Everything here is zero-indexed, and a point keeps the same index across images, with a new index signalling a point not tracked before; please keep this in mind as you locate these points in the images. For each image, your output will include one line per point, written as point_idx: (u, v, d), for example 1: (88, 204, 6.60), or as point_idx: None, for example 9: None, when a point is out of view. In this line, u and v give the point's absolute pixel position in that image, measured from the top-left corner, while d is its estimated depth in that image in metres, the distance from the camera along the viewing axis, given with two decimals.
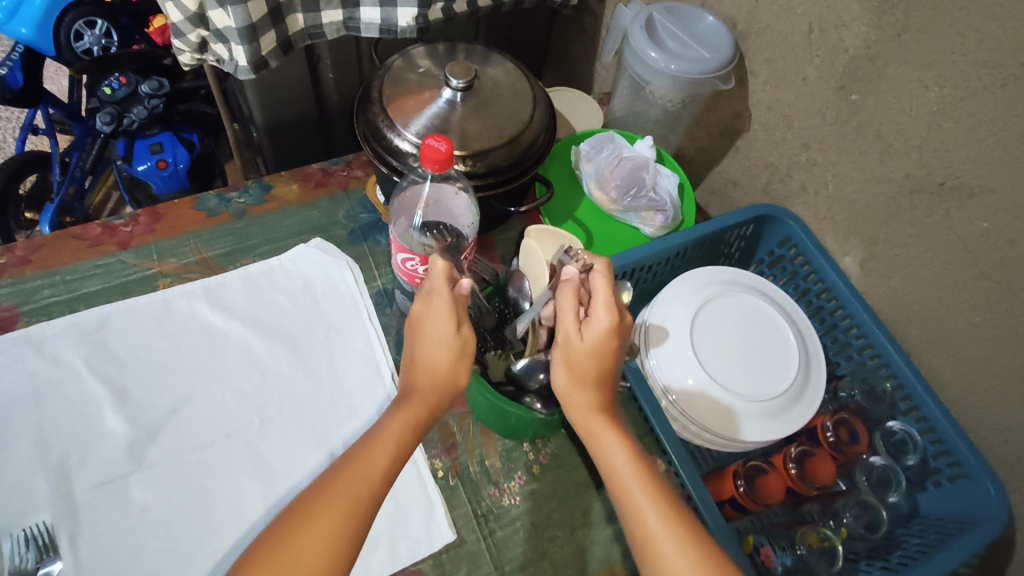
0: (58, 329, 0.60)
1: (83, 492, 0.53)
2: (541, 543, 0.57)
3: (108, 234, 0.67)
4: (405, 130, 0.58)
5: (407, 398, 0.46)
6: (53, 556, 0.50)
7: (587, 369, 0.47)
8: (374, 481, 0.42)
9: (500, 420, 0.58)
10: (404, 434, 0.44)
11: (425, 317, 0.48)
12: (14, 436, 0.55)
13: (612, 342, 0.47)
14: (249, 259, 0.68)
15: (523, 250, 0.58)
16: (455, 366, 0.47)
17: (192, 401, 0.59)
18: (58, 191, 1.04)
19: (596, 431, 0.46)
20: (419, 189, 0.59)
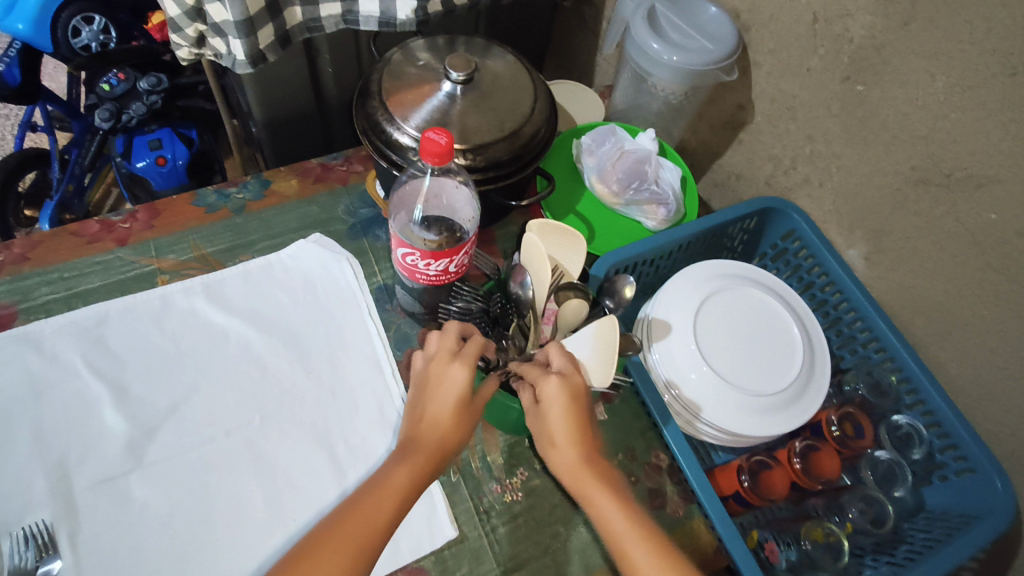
0: (56, 327, 0.60)
1: (82, 489, 0.53)
2: (544, 539, 0.57)
3: (106, 230, 0.67)
4: (404, 123, 0.57)
5: (411, 452, 0.47)
6: (52, 554, 0.49)
7: (563, 435, 0.48)
8: (373, 530, 0.43)
9: (501, 415, 0.58)
10: (407, 488, 0.45)
11: (430, 379, 0.50)
12: (14, 434, 0.54)
13: (572, 405, 0.48)
14: (249, 255, 0.67)
15: (523, 244, 0.55)
16: (458, 427, 0.49)
17: (192, 399, 0.58)
18: (58, 188, 1.03)
19: (590, 495, 0.46)
20: (419, 183, 0.59)
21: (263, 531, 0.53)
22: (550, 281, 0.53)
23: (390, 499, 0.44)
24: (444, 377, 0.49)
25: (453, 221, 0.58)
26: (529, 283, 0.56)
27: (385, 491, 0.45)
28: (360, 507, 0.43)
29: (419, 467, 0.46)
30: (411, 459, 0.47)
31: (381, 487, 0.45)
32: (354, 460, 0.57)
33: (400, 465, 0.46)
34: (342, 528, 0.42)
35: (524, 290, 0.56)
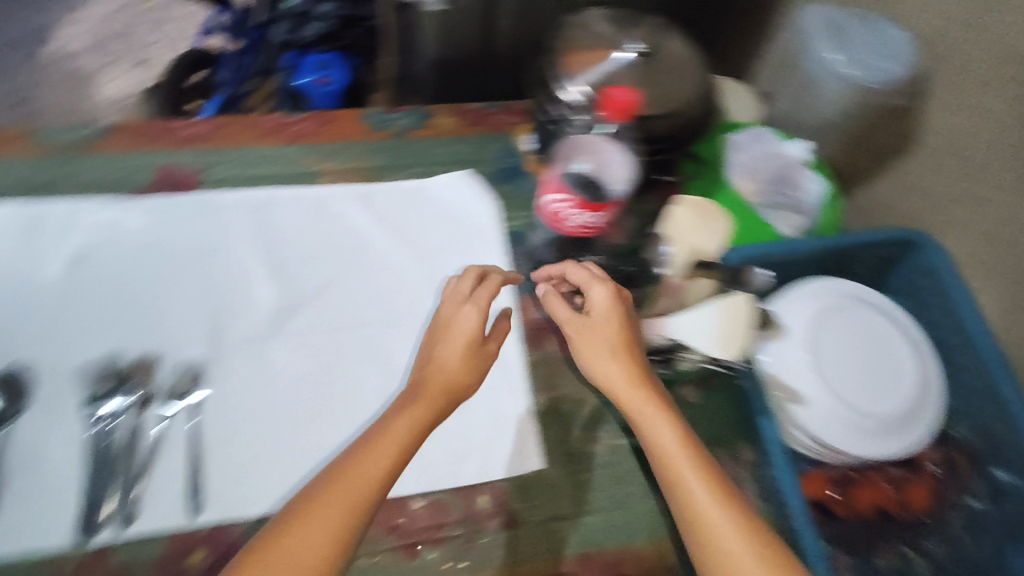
0: (227, 200, 0.67)
1: (231, 343, 0.61)
2: (619, 491, 0.61)
3: (278, 129, 0.72)
4: (577, 83, 0.61)
5: (415, 403, 0.54)
6: (201, 385, 0.59)
7: (608, 350, 0.55)
8: (377, 471, 0.49)
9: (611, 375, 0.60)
10: (406, 437, 0.52)
11: (455, 316, 0.59)
12: (185, 283, 0.63)
13: (624, 324, 0.57)
14: (401, 176, 0.72)
15: (666, 213, 0.65)
16: (467, 375, 0.56)
17: (331, 289, 0.65)
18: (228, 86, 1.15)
19: (646, 412, 0.53)
20: (579, 140, 0.62)
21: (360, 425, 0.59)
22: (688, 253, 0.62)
23: (394, 448, 0.51)
24: (462, 319, 0.58)
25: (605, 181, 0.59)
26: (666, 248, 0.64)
27: (388, 443, 0.51)
28: (363, 457, 0.50)
29: (423, 414, 0.53)
30: (410, 410, 0.53)
31: (379, 448, 0.50)
32: None
33: (400, 416, 0.53)
34: (349, 470, 0.49)
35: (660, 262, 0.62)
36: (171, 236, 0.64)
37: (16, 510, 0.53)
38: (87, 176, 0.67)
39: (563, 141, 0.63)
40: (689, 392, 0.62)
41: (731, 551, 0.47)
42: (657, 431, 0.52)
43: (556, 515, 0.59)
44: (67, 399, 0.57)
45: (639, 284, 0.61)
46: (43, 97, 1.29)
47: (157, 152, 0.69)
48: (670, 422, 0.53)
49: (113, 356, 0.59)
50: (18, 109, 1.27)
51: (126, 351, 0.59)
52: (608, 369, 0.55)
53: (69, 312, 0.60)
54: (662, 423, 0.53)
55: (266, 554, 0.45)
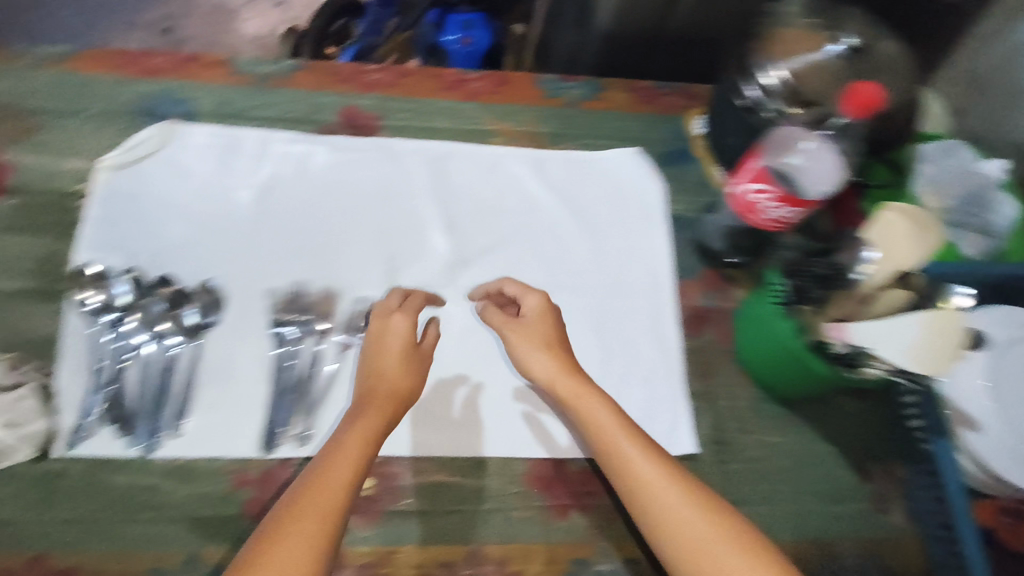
0: (408, 148, 0.68)
1: (407, 288, 0.63)
2: (765, 486, 0.63)
3: (458, 85, 0.73)
4: (778, 72, 0.61)
5: (365, 406, 0.51)
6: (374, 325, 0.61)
7: (549, 355, 0.55)
8: (344, 471, 0.46)
9: (783, 367, 0.60)
10: (366, 437, 0.49)
11: (388, 327, 0.56)
12: (364, 223, 0.64)
13: (559, 330, 0.57)
14: (572, 146, 0.73)
15: (877, 219, 0.57)
16: (405, 376, 0.54)
17: (503, 247, 0.66)
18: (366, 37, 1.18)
19: (580, 394, 0.53)
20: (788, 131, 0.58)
21: (496, 386, 0.61)
22: (893, 268, 0.55)
23: (356, 446, 0.48)
24: (389, 328, 0.56)
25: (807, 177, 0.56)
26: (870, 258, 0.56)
27: (348, 448, 0.48)
28: (324, 469, 0.46)
29: (370, 424, 0.50)
30: (365, 411, 0.51)
31: (338, 453, 0.47)
32: (621, 351, 0.64)
33: (353, 429, 0.49)
34: (316, 482, 0.45)
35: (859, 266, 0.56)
36: (354, 176, 0.66)
37: (210, 415, 0.56)
38: (273, 109, 0.68)
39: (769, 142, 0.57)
40: (848, 401, 0.66)
41: (723, 557, 0.45)
42: (609, 433, 0.52)
43: None
44: (255, 319, 0.59)
45: (828, 287, 0.57)
46: (189, 27, 1.34)
47: (343, 94, 0.70)
48: (636, 441, 0.51)
49: (298, 287, 0.61)
50: (167, 37, 1.33)
51: (308, 283, 0.61)
52: (539, 367, 0.55)
53: (257, 237, 0.62)
54: (626, 438, 0.51)
55: None
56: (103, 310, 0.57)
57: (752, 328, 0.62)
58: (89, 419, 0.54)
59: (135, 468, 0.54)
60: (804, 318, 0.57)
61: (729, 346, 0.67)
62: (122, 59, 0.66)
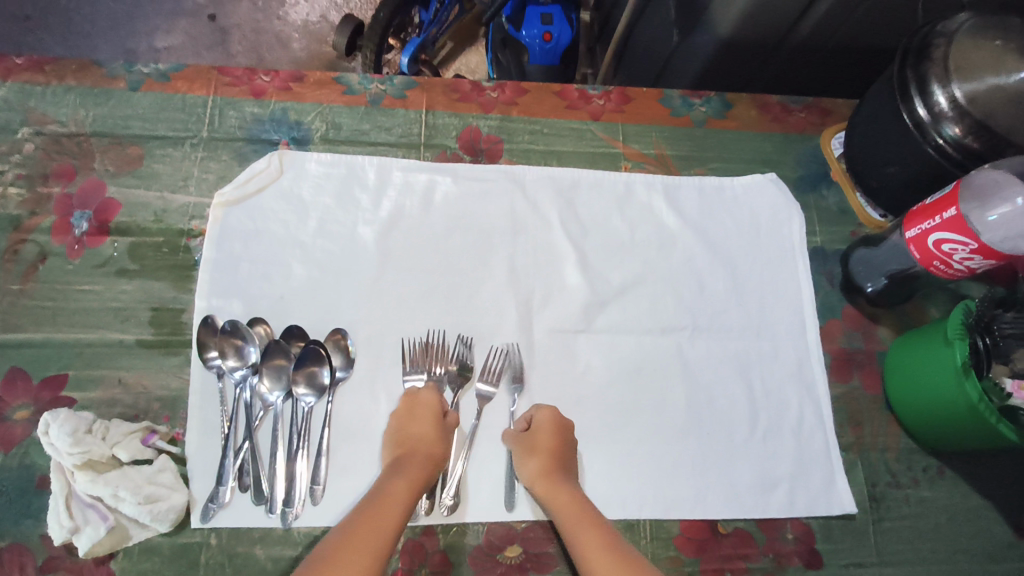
0: (537, 176, 0.64)
1: (541, 333, 0.59)
2: (921, 546, 0.57)
3: (583, 101, 0.69)
4: (958, 99, 0.55)
5: (399, 470, 0.48)
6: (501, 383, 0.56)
7: (539, 444, 0.52)
8: (386, 531, 0.43)
9: (948, 424, 0.55)
10: (406, 495, 0.46)
11: (416, 399, 0.53)
12: (493, 263, 0.60)
13: (559, 437, 0.53)
14: (702, 171, 0.68)
15: None
16: (439, 441, 0.51)
17: (640, 286, 0.62)
18: (424, 30, 1.15)
19: (555, 493, 0.50)
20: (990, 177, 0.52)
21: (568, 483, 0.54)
22: None
23: (396, 504, 0.46)
24: (414, 401, 0.53)
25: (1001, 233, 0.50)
26: None
27: (386, 509, 0.45)
28: (361, 529, 0.43)
29: (417, 476, 0.48)
30: (405, 472, 0.48)
31: (386, 499, 0.46)
32: (766, 398, 0.60)
33: (397, 481, 0.47)
34: (353, 541, 0.42)
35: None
36: (480, 210, 0.62)
37: (349, 478, 0.52)
38: (392, 133, 0.65)
39: (969, 175, 0.53)
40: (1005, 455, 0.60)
41: None
42: (579, 534, 0.47)
43: (859, 563, 0.56)
44: (390, 370, 0.56)
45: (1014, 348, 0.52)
46: (234, 13, 1.26)
47: (463, 115, 0.66)
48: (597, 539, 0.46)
49: (435, 335, 0.57)
50: (213, 24, 1.25)
51: (444, 331, 0.57)
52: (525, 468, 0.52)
53: (385, 278, 0.58)
54: (587, 535, 0.46)
55: None
56: (233, 368, 0.53)
57: (921, 377, 0.57)
58: (225, 487, 0.49)
59: (278, 538, 0.50)
60: (992, 380, 0.52)
61: (875, 392, 0.62)
62: (226, 78, 0.64)
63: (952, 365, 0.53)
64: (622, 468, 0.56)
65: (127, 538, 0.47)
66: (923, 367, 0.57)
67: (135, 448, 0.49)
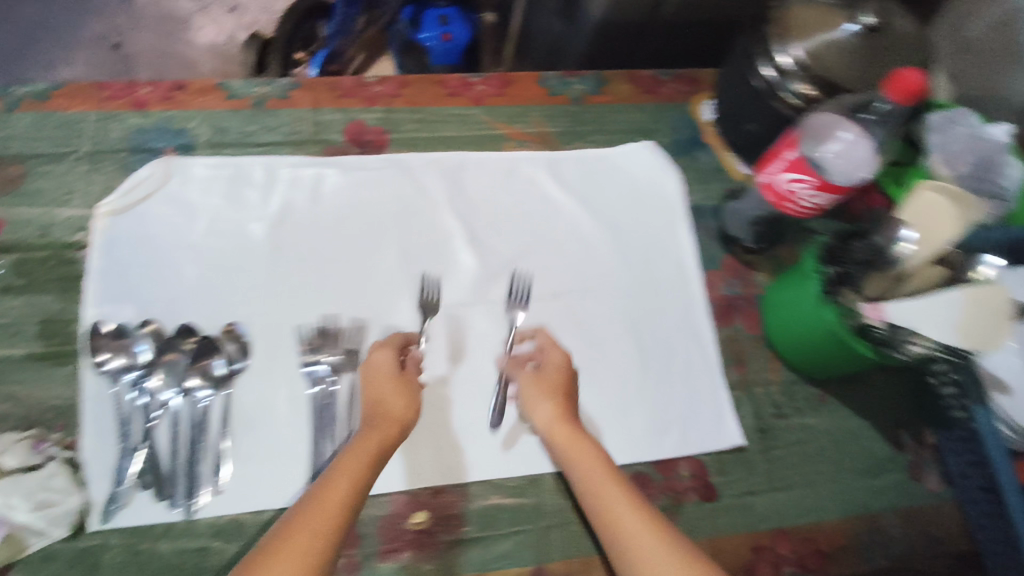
0: (423, 162, 0.66)
1: (436, 308, 0.61)
2: (807, 468, 0.62)
3: (464, 88, 0.72)
4: (795, 53, 0.60)
5: (376, 428, 0.48)
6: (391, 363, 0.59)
7: (547, 388, 0.54)
8: (343, 494, 0.42)
9: (815, 351, 0.60)
10: (374, 453, 0.46)
11: (377, 363, 0.53)
12: (384, 247, 0.62)
13: (566, 378, 0.55)
14: (582, 144, 0.71)
15: (915, 198, 0.56)
16: (411, 396, 0.51)
17: (529, 256, 0.65)
18: (330, 39, 1.13)
19: (569, 443, 0.51)
20: (818, 122, 0.56)
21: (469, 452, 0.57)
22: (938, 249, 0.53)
23: (358, 462, 0.45)
24: (377, 363, 0.53)
25: (834, 167, 0.55)
26: (909, 237, 0.54)
27: (354, 465, 0.44)
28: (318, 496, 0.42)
29: (378, 437, 0.47)
30: (375, 430, 0.48)
31: (350, 458, 0.45)
32: (655, 350, 0.63)
33: (366, 437, 0.47)
34: (314, 503, 0.41)
35: (898, 245, 0.54)
36: (370, 199, 0.64)
37: (250, 465, 0.53)
38: (279, 132, 0.66)
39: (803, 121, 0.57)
40: (876, 376, 0.66)
41: None
42: (601, 480, 0.48)
43: (752, 490, 0.60)
44: (286, 357, 0.57)
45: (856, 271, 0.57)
46: (138, 40, 1.26)
47: (348, 110, 0.68)
48: (618, 481, 0.47)
49: (329, 320, 0.59)
50: (117, 52, 1.25)
51: (337, 315, 0.59)
52: (540, 413, 0.53)
53: (277, 270, 0.60)
54: (608, 478, 0.48)
55: None
56: (125, 370, 0.54)
57: (795, 313, 0.61)
58: (124, 487, 0.51)
59: (182, 531, 0.51)
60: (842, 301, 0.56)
61: (758, 332, 0.67)
62: (107, 92, 0.65)
63: (811, 295, 0.58)
64: (513, 428, 0.58)
65: (24, 549, 0.48)
66: (791, 305, 0.61)
67: (23, 454, 0.49)
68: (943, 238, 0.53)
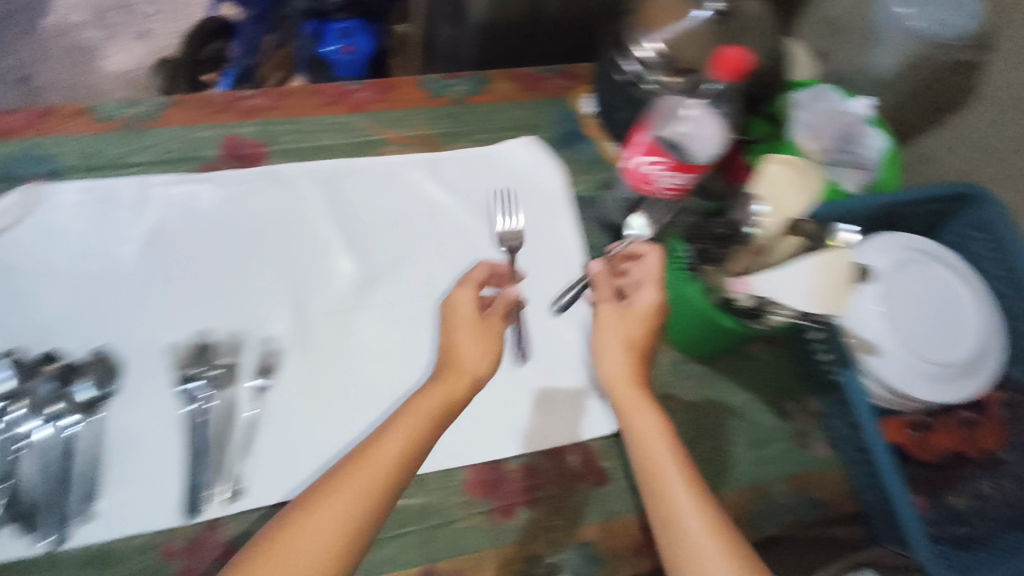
0: (299, 173, 0.66)
1: (317, 317, 0.61)
2: (695, 446, 0.63)
3: (343, 96, 0.72)
4: (651, 42, 0.61)
5: (444, 377, 0.50)
6: (269, 376, 0.58)
7: (636, 339, 0.55)
8: (388, 455, 0.44)
9: (688, 328, 0.62)
10: (440, 407, 0.48)
11: (459, 304, 0.54)
12: (261, 259, 0.62)
13: (652, 319, 0.56)
14: (464, 143, 0.72)
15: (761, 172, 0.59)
16: (491, 341, 0.53)
17: (411, 258, 0.65)
18: (238, 61, 1.12)
19: (629, 391, 0.53)
20: (669, 105, 0.58)
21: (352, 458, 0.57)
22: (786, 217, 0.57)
23: (422, 414, 0.47)
24: (468, 302, 0.54)
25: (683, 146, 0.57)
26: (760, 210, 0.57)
27: (412, 419, 0.46)
28: (363, 457, 0.44)
29: (430, 398, 0.48)
30: (444, 378, 0.50)
31: (417, 408, 0.47)
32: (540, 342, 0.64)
33: (433, 388, 0.49)
34: (364, 464, 0.44)
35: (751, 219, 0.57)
36: (244, 211, 0.64)
37: (121, 490, 0.52)
38: (150, 152, 0.65)
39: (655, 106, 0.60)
40: (757, 348, 0.69)
41: (705, 556, 0.44)
42: (645, 430, 0.51)
43: (641, 472, 0.61)
44: (160, 377, 0.56)
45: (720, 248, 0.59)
46: (42, 72, 1.24)
47: (223, 125, 0.68)
48: (664, 435, 0.50)
49: (202, 337, 0.58)
50: (19, 85, 1.22)
51: (211, 331, 0.58)
52: (610, 362, 0.55)
53: (150, 290, 0.59)
54: (648, 428, 0.51)
55: None
56: None
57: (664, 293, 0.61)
58: None
59: (45, 564, 0.50)
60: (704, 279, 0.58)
61: None
62: None
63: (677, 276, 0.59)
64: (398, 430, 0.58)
65: None
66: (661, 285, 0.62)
67: None
68: (790, 207, 0.57)
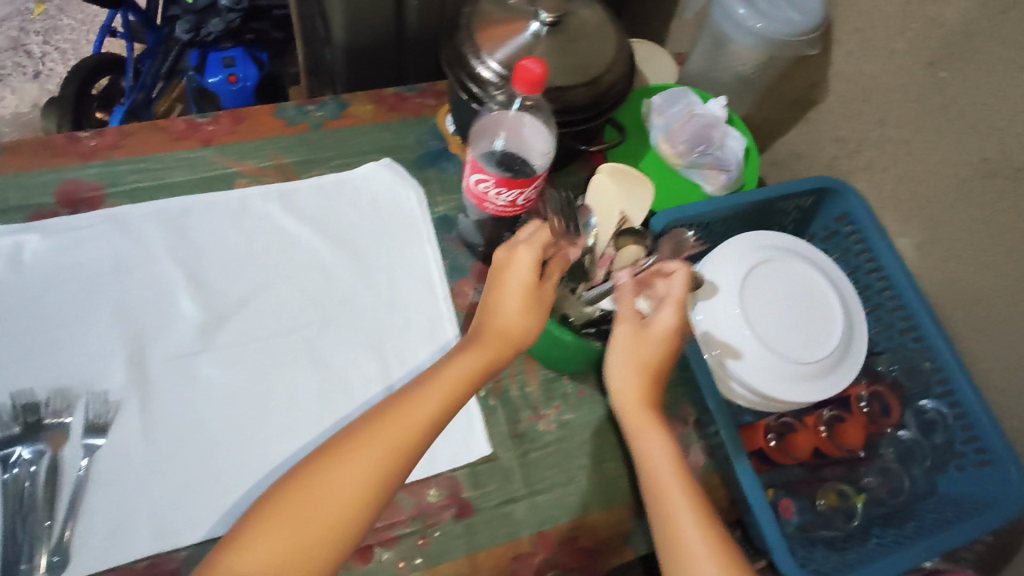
0: (140, 215, 0.64)
1: (157, 365, 0.58)
2: (568, 466, 0.61)
3: (192, 130, 0.69)
4: (489, 58, 0.59)
5: (481, 341, 0.48)
6: (98, 433, 0.55)
7: (649, 357, 0.50)
8: (418, 429, 0.45)
9: (546, 351, 0.61)
10: (468, 377, 0.47)
11: (513, 262, 0.50)
12: (97, 309, 0.59)
13: (670, 346, 0.51)
14: (323, 170, 0.70)
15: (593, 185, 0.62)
16: (531, 316, 0.50)
17: (261, 294, 0.63)
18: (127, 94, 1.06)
19: (636, 413, 0.51)
20: (495, 118, 0.60)
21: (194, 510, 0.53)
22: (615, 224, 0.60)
23: (446, 389, 0.47)
24: (519, 267, 0.49)
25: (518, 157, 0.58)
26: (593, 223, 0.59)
27: (436, 391, 0.46)
28: (386, 425, 0.45)
29: (469, 361, 0.48)
30: (481, 347, 0.48)
31: (445, 380, 0.47)
32: (401, 371, 0.62)
33: (466, 356, 0.48)
34: (384, 430, 0.44)
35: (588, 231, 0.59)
36: (80, 258, 0.61)
37: None
38: None
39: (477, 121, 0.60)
40: None
41: (695, 558, 0.45)
42: (642, 425, 0.51)
43: (510, 499, 0.59)
44: None
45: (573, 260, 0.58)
46: None
47: (60, 168, 0.65)
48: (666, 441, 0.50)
49: (26, 396, 0.55)
50: None
51: (36, 388, 0.55)
52: (617, 379, 0.51)
53: None
54: (650, 436, 0.50)
55: (259, 533, 0.41)
56: None
57: None
58: None
59: None
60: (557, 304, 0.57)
61: None
62: None
63: None
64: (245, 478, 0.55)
65: None
66: None
67: None
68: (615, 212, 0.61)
